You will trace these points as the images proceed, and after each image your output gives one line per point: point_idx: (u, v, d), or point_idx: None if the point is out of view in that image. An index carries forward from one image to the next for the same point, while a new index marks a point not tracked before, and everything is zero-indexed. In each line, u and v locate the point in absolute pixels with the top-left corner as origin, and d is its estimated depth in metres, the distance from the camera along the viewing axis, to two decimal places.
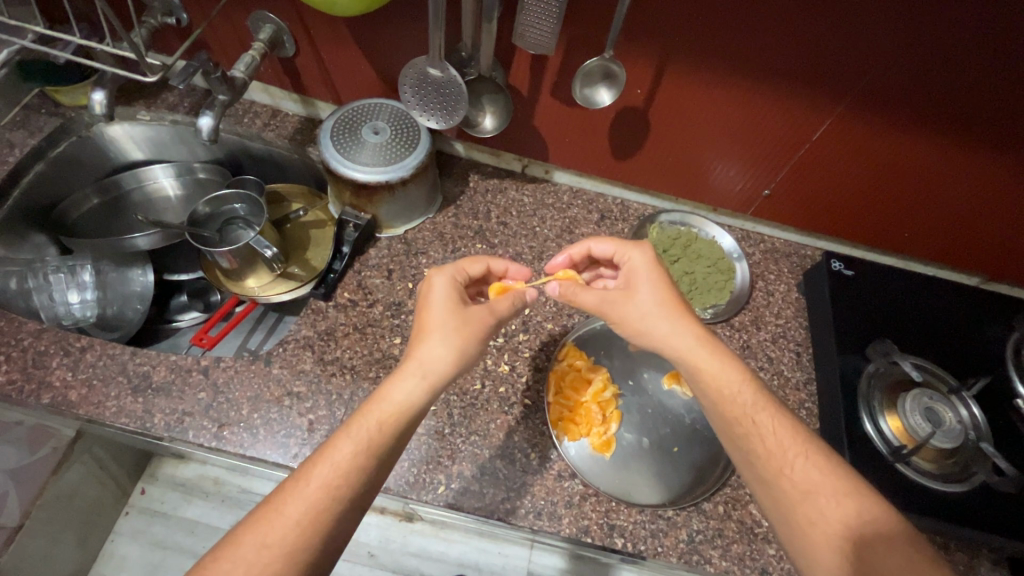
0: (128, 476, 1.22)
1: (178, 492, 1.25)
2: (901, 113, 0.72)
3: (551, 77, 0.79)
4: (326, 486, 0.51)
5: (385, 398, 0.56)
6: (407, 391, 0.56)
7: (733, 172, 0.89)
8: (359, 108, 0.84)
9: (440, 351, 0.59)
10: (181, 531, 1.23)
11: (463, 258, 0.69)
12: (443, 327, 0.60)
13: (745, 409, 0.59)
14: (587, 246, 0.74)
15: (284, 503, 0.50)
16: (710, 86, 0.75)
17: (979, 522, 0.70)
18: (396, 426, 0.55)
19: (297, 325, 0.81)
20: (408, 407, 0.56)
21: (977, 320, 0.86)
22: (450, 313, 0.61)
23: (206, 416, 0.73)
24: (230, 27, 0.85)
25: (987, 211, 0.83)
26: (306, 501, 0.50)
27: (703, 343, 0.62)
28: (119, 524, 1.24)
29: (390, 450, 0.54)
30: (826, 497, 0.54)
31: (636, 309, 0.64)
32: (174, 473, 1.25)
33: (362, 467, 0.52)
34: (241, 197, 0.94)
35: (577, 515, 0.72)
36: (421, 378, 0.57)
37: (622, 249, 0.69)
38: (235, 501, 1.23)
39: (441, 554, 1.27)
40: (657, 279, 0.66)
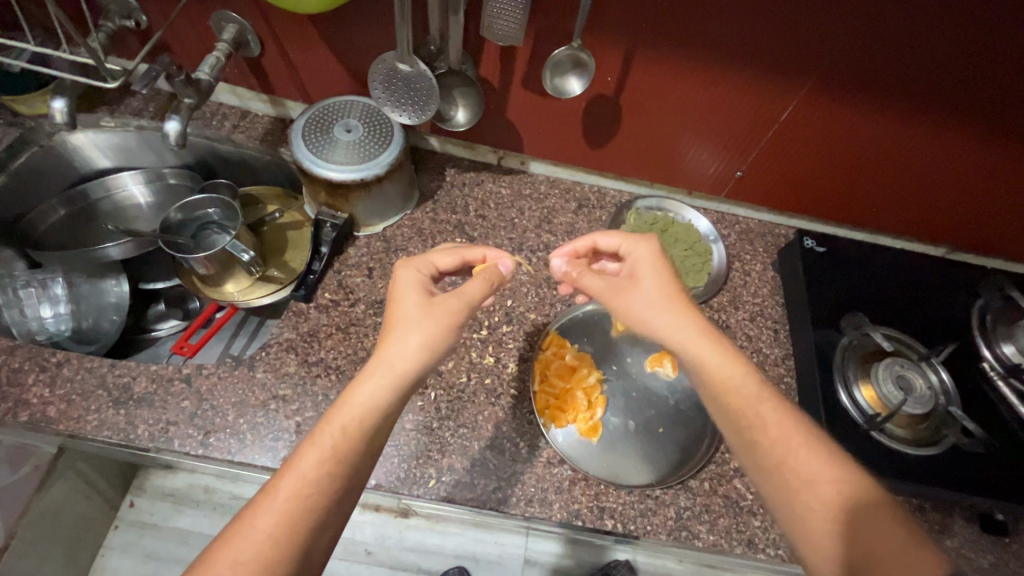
0: (115, 490, 1.21)
1: (168, 503, 1.25)
2: (864, 89, 0.74)
3: (521, 69, 0.79)
4: (295, 496, 0.51)
5: (346, 402, 0.56)
6: (370, 393, 0.56)
7: (706, 156, 0.90)
8: (328, 106, 0.83)
9: (408, 347, 0.58)
10: (173, 541, 1.23)
11: (433, 250, 0.69)
12: (410, 320, 0.60)
13: (748, 401, 0.59)
14: (592, 239, 0.74)
15: (256, 516, 0.50)
16: (679, 71, 0.76)
17: (952, 481, 0.73)
18: (360, 431, 0.54)
19: (279, 328, 0.81)
20: (372, 409, 0.56)
21: (945, 289, 0.89)
22: (416, 307, 0.61)
23: (191, 424, 0.72)
24: (192, 30, 0.84)
25: (951, 181, 0.86)
26: (277, 512, 0.50)
27: (691, 329, 0.62)
28: (109, 538, 1.23)
29: (358, 455, 0.54)
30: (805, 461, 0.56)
31: (636, 296, 0.65)
32: (162, 483, 1.25)
33: (328, 473, 0.52)
34: (214, 201, 0.93)
35: (568, 499, 0.73)
36: (384, 378, 0.57)
37: (628, 243, 0.70)
38: (225, 507, 1.23)
39: (438, 547, 1.28)
40: (661, 272, 0.67)
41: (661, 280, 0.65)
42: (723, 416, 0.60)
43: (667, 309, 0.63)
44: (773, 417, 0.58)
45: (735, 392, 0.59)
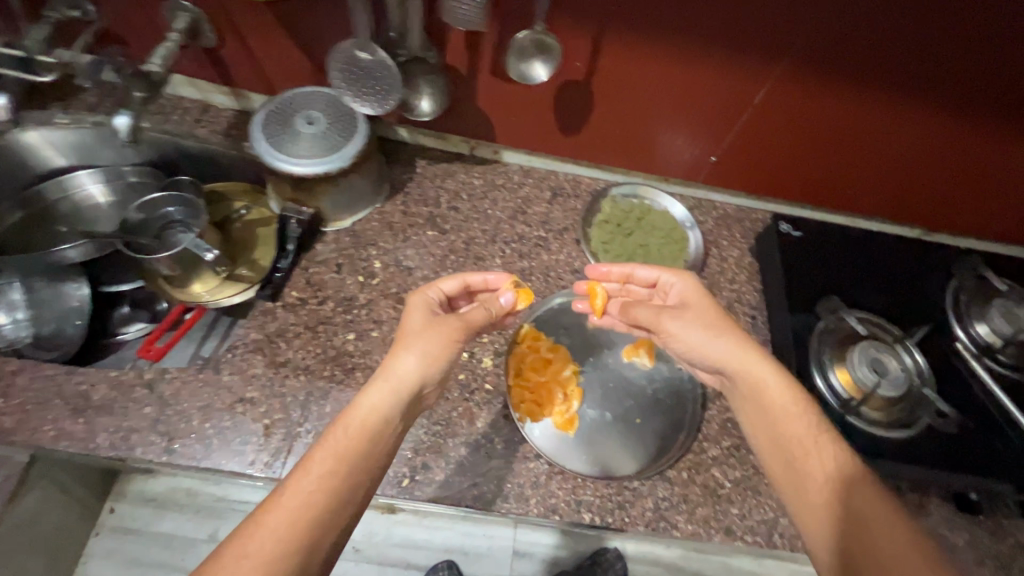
0: (97, 497, 1.26)
1: (150, 507, 1.31)
2: (836, 70, 0.72)
3: (488, 55, 0.76)
4: (304, 491, 0.50)
5: (353, 409, 0.57)
6: (377, 398, 0.58)
7: (681, 141, 0.89)
8: (290, 98, 0.81)
9: (413, 362, 0.61)
10: (157, 545, 1.29)
11: (438, 277, 0.72)
12: (411, 336, 0.63)
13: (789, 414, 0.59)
14: (630, 269, 0.78)
15: (263, 515, 0.48)
16: (651, 56, 0.74)
17: (927, 462, 0.73)
18: (367, 433, 0.55)
19: (245, 329, 0.79)
20: (380, 413, 0.57)
21: (920, 270, 0.88)
22: (421, 323, 0.65)
23: (155, 431, 0.70)
24: (144, 20, 0.80)
25: (927, 161, 0.85)
26: (284, 510, 0.48)
27: (746, 352, 0.64)
28: (91, 545, 1.27)
29: (366, 455, 0.54)
30: (815, 467, 0.55)
31: (691, 321, 0.67)
32: (144, 488, 1.32)
33: (336, 470, 0.52)
34: (175, 199, 0.89)
35: (544, 494, 0.72)
36: (387, 387, 0.59)
37: (669, 274, 0.74)
38: (209, 508, 1.32)
39: (426, 541, 1.31)
40: (707, 299, 0.70)
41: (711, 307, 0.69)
42: (760, 420, 0.61)
43: (725, 335, 0.65)
44: (805, 425, 0.59)
45: (772, 398, 0.61)
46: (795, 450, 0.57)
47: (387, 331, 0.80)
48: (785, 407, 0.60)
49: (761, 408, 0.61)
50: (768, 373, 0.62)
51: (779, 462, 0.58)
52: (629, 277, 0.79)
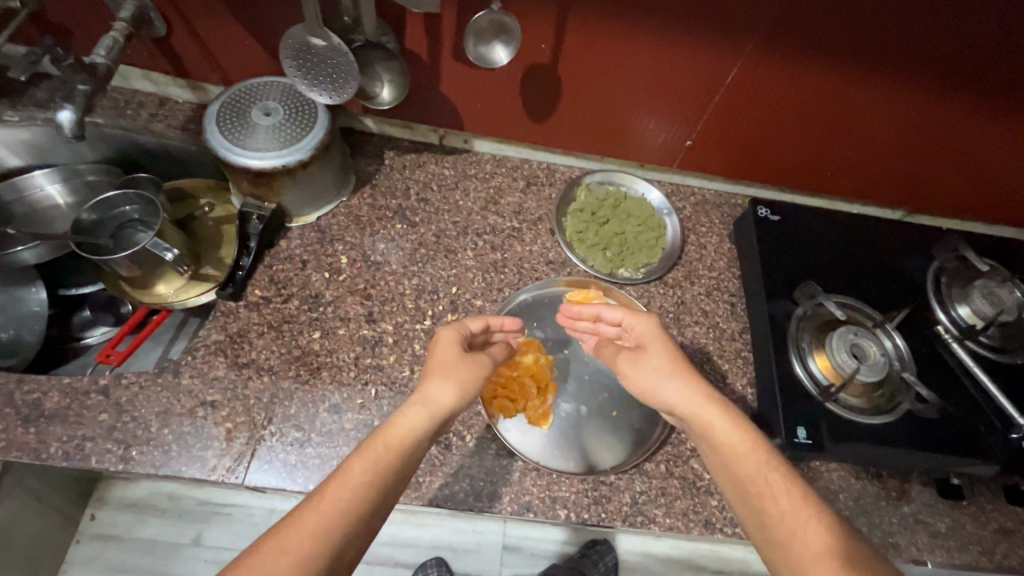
0: (75, 505, 1.24)
1: (130, 513, 1.29)
2: (812, 47, 0.70)
3: (449, 39, 0.73)
4: (340, 496, 0.49)
5: (392, 424, 0.56)
6: (413, 420, 0.57)
7: (655, 125, 0.86)
8: (245, 88, 0.77)
9: (448, 390, 0.60)
10: (138, 552, 1.27)
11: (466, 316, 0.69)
12: (445, 366, 0.62)
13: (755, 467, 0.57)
14: (597, 309, 0.75)
15: (303, 514, 0.47)
16: (620, 38, 0.71)
17: (906, 448, 0.72)
18: (406, 449, 0.55)
19: (206, 330, 0.76)
20: (418, 433, 0.56)
21: (900, 253, 0.87)
22: (455, 354, 0.64)
23: (110, 438, 0.67)
24: (88, 9, 0.76)
25: (905, 141, 0.83)
26: (323, 512, 0.47)
27: (700, 398, 0.62)
28: (71, 552, 1.25)
29: (401, 470, 0.54)
30: (770, 502, 0.54)
31: (644, 366, 0.66)
32: (124, 494, 1.30)
33: (373, 480, 0.51)
34: (132, 198, 0.86)
35: (518, 492, 0.70)
36: (424, 409, 0.58)
37: (630, 316, 0.71)
38: (193, 513, 1.31)
39: (414, 538, 1.32)
40: (666, 344, 0.68)
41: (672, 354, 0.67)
42: (717, 462, 0.60)
43: (681, 381, 0.64)
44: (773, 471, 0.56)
45: (725, 442, 0.59)
46: (753, 485, 0.56)
47: (354, 328, 0.78)
48: (737, 446, 0.59)
49: (716, 453, 0.60)
50: (721, 420, 0.60)
51: (737, 494, 0.58)
52: (597, 317, 0.76)
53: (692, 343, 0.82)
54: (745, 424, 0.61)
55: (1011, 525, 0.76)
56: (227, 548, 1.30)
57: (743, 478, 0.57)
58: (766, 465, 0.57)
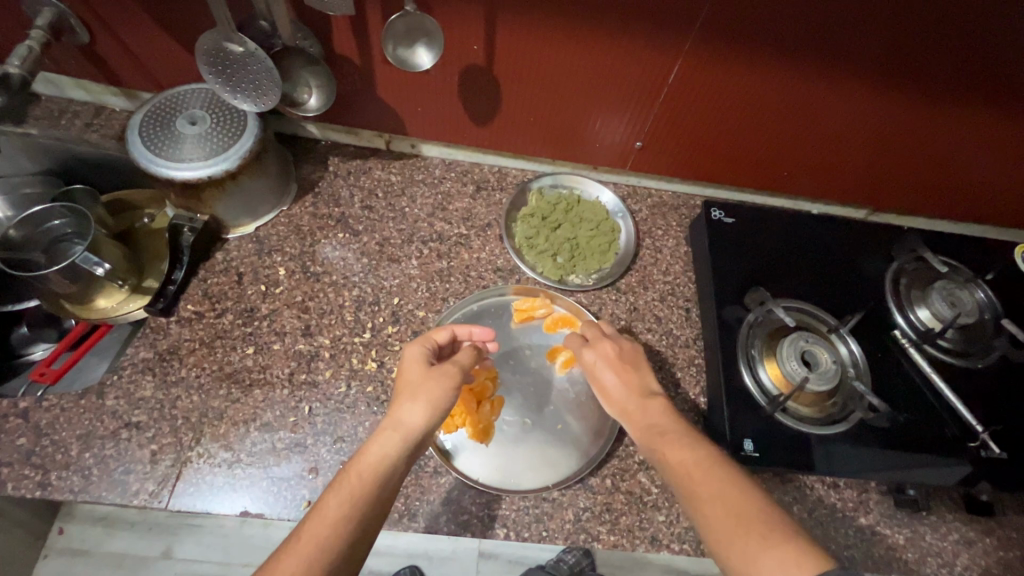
0: (42, 520, 1.22)
1: (100, 527, 1.28)
2: (756, 40, 0.67)
3: (377, 41, 0.70)
4: (316, 539, 0.46)
5: (362, 454, 0.53)
6: (384, 445, 0.53)
7: (605, 125, 0.83)
8: (172, 97, 0.74)
9: (418, 408, 0.56)
10: (108, 566, 1.25)
11: (431, 329, 0.68)
12: (412, 385, 0.59)
13: (655, 430, 0.57)
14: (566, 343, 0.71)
15: (279, 562, 0.44)
16: (552, 36, 0.69)
17: (858, 458, 0.69)
18: (380, 478, 0.51)
19: (134, 348, 0.73)
20: (389, 457, 0.53)
21: (859, 253, 0.84)
22: (419, 372, 0.60)
23: (28, 464, 0.65)
24: (6, 17, 0.73)
25: (862, 136, 0.81)
26: (299, 557, 0.44)
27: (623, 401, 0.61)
28: (39, 566, 1.23)
29: (379, 499, 0.50)
30: (670, 453, 0.55)
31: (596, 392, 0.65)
32: (93, 508, 1.28)
33: (350, 514, 0.48)
34: (62, 211, 0.82)
35: (455, 511, 0.68)
36: (395, 434, 0.54)
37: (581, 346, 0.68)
38: (164, 524, 1.30)
39: (388, 547, 1.30)
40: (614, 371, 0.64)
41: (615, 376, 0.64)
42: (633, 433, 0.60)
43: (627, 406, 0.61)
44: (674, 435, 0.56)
45: (635, 416, 0.60)
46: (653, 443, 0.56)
47: (290, 343, 0.75)
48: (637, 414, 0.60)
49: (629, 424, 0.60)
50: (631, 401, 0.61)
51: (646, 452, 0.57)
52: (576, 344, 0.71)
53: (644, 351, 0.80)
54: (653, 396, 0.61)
55: (972, 535, 0.73)
56: (196, 560, 1.28)
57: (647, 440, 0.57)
58: (667, 427, 0.57)
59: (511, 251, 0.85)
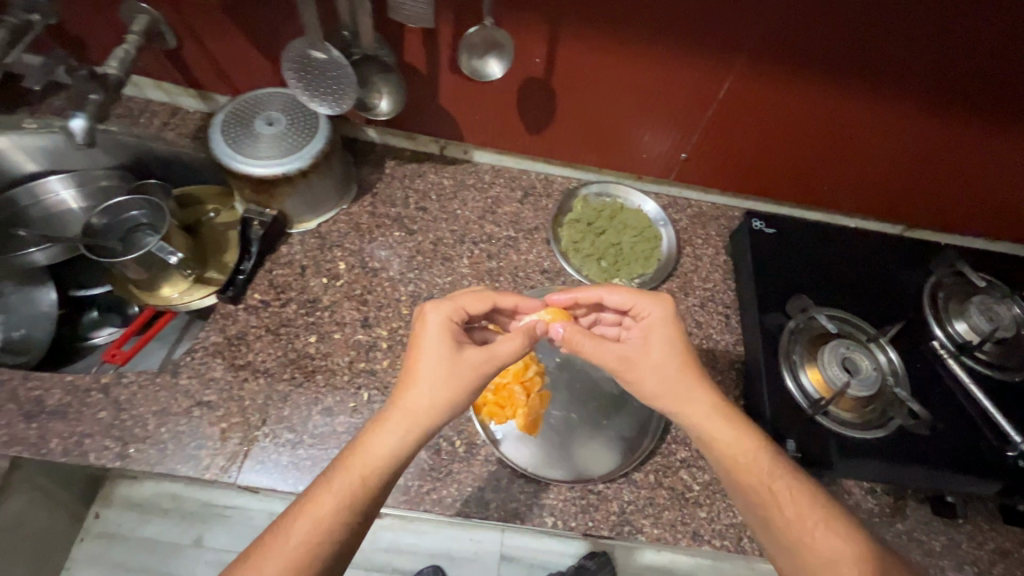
0: (82, 501, 1.26)
1: (135, 512, 1.31)
2: (803, 63, 0.71)
3: (446, 53, 0.75)
4: (308, 540, 0.50)
5: (365, 448, 0.55)
6: (390, 444, 0.56)
7: (651, 137, 0.87)
8: (250, 99, 0.80)
9: (429, 401, 0.58)
10: (143, 551, 1.29)
11: (464, 293, 0.66)
12: (434, 368, 0.59)
13: (761, 478, 0.58)
14: (598, 294, 0.71)
15: (265, 558, 0.49)
16: (609, 53, 0.73)
17: (897, 464, 0.71)
18: (379, 478, 0.54)
19: (205, 331, 0.78)
20: (390, 458, 0.55)
21: (897, 267, 0.86)
22: (441, 357, 0.60)
23: (108, 435, 0.69)
24: (104, 22, 0.80)
25: (902, 155, 0.83)
26: (286, 556, 0.49)
27: (703, 408, 0.62)
28: (75, 551, 1.28)
29: (372, 502, 0.54)
30: (777, 513, 0.56)
31: (646, 363, 0.64)
32: (130, 493, 1.31)
33: (344, 520, 0.52)
34: (139, 203, 0.89)
35: (505, 498, 0.71)
36: (399, 431, 0.56)
37: (641, 302, 0.68)
38: (195, 514, 1.33)
39: (412, 546, 1.32)
40: (676, 337, 0.66)
41: (681, 351, 0.65)
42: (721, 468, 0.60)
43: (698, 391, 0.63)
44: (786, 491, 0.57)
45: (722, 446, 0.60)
46: (758, 496, 0.57)
47: (349, 333, 0.79)
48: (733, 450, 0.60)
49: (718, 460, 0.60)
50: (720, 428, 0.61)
51: (745, 503, 0.58)
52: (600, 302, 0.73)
53: None
54: (750, 432, 0.61)
55: (1009, 546, 0.74)
56: (227, 549, 1.31)
57: (747, 489, 0.58)
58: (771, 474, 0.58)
59: (558, 254, 0.89)
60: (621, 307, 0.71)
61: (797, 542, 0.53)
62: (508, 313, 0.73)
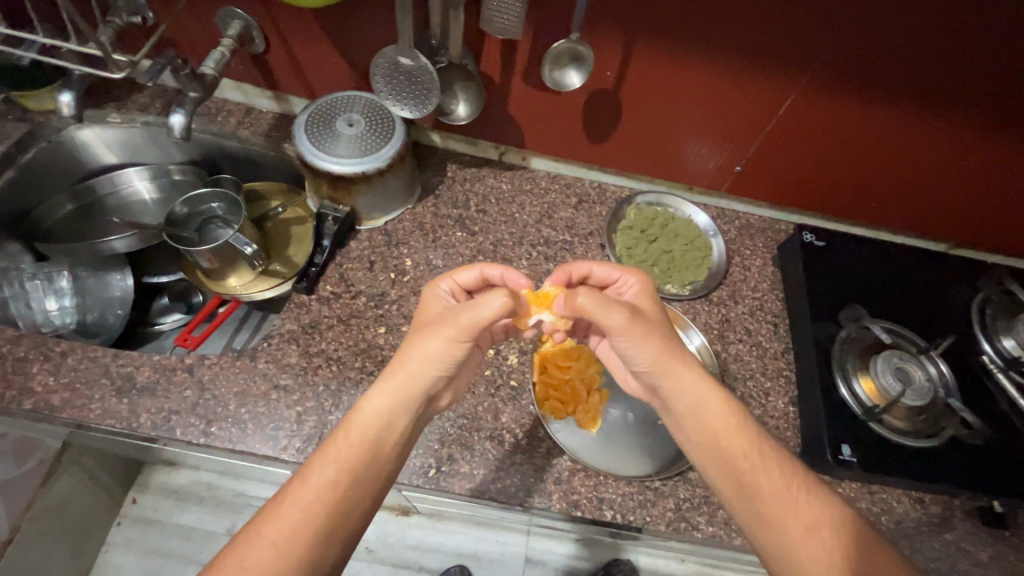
0: (120, 487, 1.21)
1: (171, 499, 1.24)
2: (862, 84, 0.74)
3: (522, 62, 0.79)
4: (303, 506, 0.54)
5: (358, 412, 0.59)
6: (377, 404, 0.59)
7: (704, 150, 0.91)
8: (331, 101, 0.84)
9: (414, 358, 0.61)
10: (177, 538, 1.23)
11: (456, 268, 0.70)
12: (419, 332, 0.64)
13: (751, 445, 0.60)
14: (587, 266, 0.73)
15: (265, 526, 0.53)
16: (675, 67, 0.77)
17: (947, 474, 0.73)
18: (368, 437, 0.58)
19: (281, 320, 0.82)
20: (378, 417, 0.59)
21: (944, 284, 0.89)
22: (428, 323, 0.64)
23: (193, 413, 0.73)
24: (199, 24, 0.85)
25: (952, 175, 0.86)
26: (283, 521, 0.53)
27: (692, 375, 0.63)
28: (113, 535, 1.23)
29: (365, 462, 0.57)
30: (765, 480, 0.58)
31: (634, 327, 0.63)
32: (167, 481, 1.23)
33: (336, 484, 0.55)
34: (217, 195, 0.94)
35: (567, 490, 0.73)
36: (387, 393, 0.60)
37: (622, 274, 0.71)
38: (230, 504, 1.21)
39: (439, 545, 1.27)
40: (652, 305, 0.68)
41: (658, 311, 0.68)
42: (706, 435, 0.61)
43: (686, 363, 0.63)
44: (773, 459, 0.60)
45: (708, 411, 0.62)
46: (745, 462, 0.59)
47: None
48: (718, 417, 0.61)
49: (701, 425, 0.62)
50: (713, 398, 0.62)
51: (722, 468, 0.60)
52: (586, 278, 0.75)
53: (736, 359, 0.85)
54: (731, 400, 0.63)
55: None
56: None
57: (735, 455, 0.60)
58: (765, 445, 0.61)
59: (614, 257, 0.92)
60: (608, 280, 0.73)
61: (779, 509, 0.57)
62: (502, 285, 0.73)
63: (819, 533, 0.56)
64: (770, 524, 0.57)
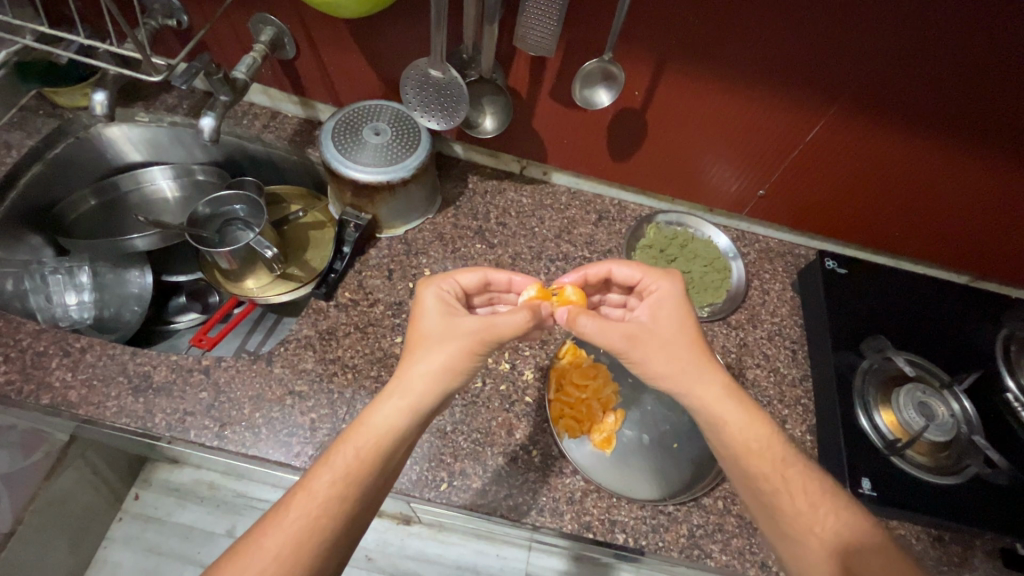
0: (122, 482, 1.21)
1: (173, 498, 1.23)
2: (895, 113, 0.74)
3: (550, 78, 0.80)
4: (306, 517, 0.52)
5: (368, 420, 0.57)
6: (389, 415, 0.57)
7: (727, 172, 0.91)
8: (359, 109, 0.84)
9: (427, 369, 0.59)
10: (176, 537, 1.21)
11: (456, 269, 0.70)
12: (433, 338, 0.61)
13: (772, 475, 0.59)
14: (608, 267, 0.72)
15: (265, 534, 0.52)
16: (704, 89, 0.77)
17: (972, 513, 0.71)
18: (376, 448, 0.56)
19: (298, 325, 0.81)
20: (391, 430, 0.57)
21: (968, 317, 0.87)
22: (440, 326, 0.62)
23: (207, 415, 0.72)
24: (231, 29, 0.86)
25: (979, 208, 0.85)
26: (285, 532, 0.51)
27: (716, 390, 0.62)
28: (113, 530, 1.22)
29: (372, 475, 0.55)
30: (788, 502, 0.58)
31: (654, 345, 0.62)
32: (168, 478, 1.23)
33: (342, 496, 0.54)
34: (240, 198, 0.94)
35: (579, 511, 0.72)
36: (399, 403, 0.58)
37: (651, 278, 0.69)
38: (230, 505, 1.21)
39: (439, 556, 1.24)
40: (682, 313, 0.66)
41: (682, 328, 0.64)
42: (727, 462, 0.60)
43: (711, 384, 0.62)
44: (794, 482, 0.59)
45: (723, 431, 0.61)
46: (768, 484, 0.59)
47: None
48: (739, 438, 0.60)
49: (726, 447, 0.61)
50: (734, 419, 0.61)
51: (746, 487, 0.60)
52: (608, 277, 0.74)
53: (753, 385, 0.84)
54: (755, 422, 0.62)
55: None
56: None
57: (758, 476, 0.59)
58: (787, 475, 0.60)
59: None
60: (631, 282, 0.72)
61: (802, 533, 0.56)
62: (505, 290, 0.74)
63: (841, 560, 0.54)
64: (793, 542, 0.57)
